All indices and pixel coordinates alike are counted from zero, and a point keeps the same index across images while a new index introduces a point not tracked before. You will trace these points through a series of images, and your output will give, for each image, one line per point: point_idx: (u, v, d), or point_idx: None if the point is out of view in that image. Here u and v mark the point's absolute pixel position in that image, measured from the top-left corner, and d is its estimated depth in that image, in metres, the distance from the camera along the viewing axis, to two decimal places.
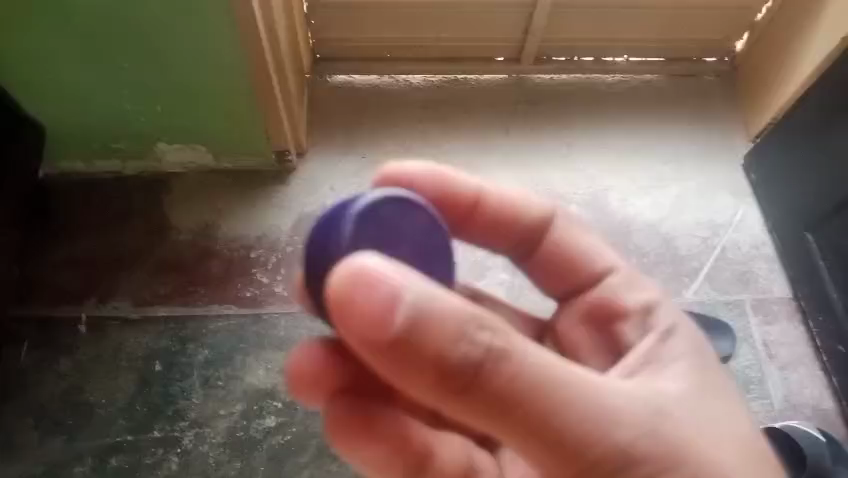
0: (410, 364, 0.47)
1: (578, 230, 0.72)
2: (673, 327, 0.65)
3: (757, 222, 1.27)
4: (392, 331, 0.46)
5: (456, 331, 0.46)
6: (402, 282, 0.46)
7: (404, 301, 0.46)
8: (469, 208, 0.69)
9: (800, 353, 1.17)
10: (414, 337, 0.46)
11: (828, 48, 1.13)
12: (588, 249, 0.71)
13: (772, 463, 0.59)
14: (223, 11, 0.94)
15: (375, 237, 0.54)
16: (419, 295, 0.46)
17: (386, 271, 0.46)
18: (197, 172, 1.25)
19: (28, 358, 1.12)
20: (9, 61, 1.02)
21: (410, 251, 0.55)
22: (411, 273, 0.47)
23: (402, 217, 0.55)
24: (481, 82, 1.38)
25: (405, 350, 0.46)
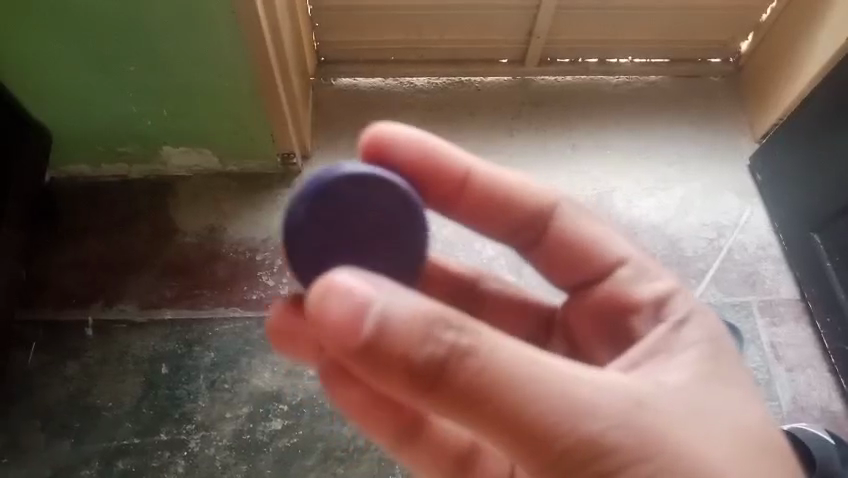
0: (379, 366, 0.49)
1: (587, 219, 0.71)
2: (687, 315, 0.64)
3: (763, 223, 1.27)
4: (362, 335, 0.49)
5: (423, 330, 0.48)
6: (370, 292, 0.49)
7: (372, 308, 0.49)
8: (457, 183, 0.69)
9: (807, 355, 1.16)
10: (382, 341, 0.48)
11: (833, 48, 1.12)
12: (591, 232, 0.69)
13: (773, 459, 0.56)
14: (227, 13, 0.95)
15: (331, 213, 0.59)
16: (388, 304, 0.49)
17: (354, 284, 0.50)
18: (203, 176, 1.26)
19: (35, 361, 1.12)
20: (16, 66, 1.03)
21: (367, 226, 0.59)
22: (379, 283, 0.50)
23: (366, 195, 0.59)
24: (485, 85, 1.38)
25: (373, 352, 0.49)
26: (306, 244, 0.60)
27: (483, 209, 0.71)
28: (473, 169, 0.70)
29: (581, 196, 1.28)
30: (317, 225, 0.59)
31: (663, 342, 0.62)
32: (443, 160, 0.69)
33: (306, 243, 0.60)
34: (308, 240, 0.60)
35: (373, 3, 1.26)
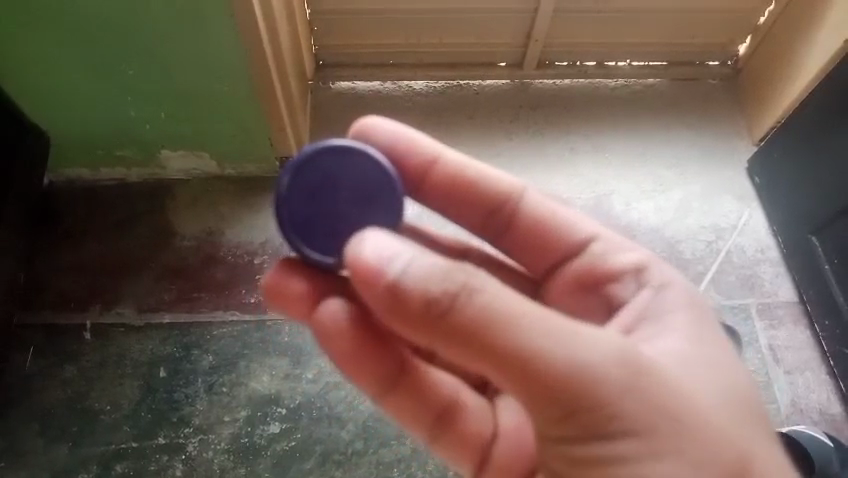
0: (396, 302, 0.53)
1: (554, 205, 0.74)
2: (664, 283, 0.68)
3: (761, 225, 1.27)
4: (383, 276, 0.53)
5: (441, 272, 0.52)
6: (395, 253, 0.53)
7: (395, 262, 0.53)
8: (425, 171, 0.74)
9: (806, 357, 1.17)
10: (402, 282, 0.52)
11: (836, 44, 1.11)
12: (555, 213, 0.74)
13: (752, 425, 0.58)
14: (225, 17, 0.95)
15: (316, 184, 0.66)
16: (413, 262, 0.53)
17: (385, 247, 0.54)
18: (201, 179, 1.26)
19: (34, 364, 1.12)
20: (14, 70, 1.03)
21: (348, 191, 0.66)
22: (407, 247, 0.55)
23: (343, 163, 0.66)
24: (484, 88, 1.38)
25: (394, 292, 0.53)
26: (296, 213, 0.66)
27: (448, 193, 0.75)
28: (442, 156, 0.74)
29: (580, 199, 1.28)
30: (304, 195, 0.66)
31: (648, 306, 0.66)
32: (415, 147, 0.74)
33: (296, 213, 0.66)
34: (297, 211, 0.66)
35: (372, 6, 1.26)
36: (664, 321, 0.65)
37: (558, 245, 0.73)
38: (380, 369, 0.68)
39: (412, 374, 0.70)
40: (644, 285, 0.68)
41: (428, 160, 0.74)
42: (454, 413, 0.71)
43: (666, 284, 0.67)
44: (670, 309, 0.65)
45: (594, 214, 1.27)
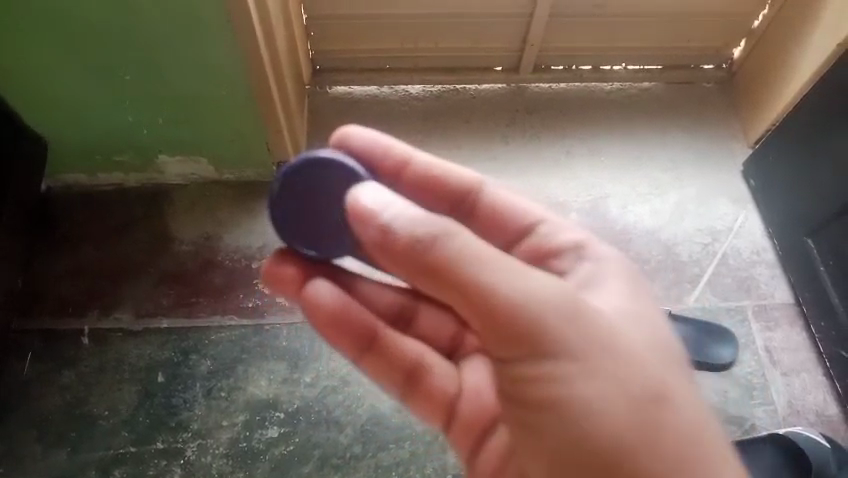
0: (384, 248, 0.59)
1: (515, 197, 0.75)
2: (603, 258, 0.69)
3: (757, 227, 1.27)
4: (374, 225, 0.60)
5: (424, 219, 0.58)
6: (384, 208, 0.60)
7: (384, 214, 0.59)
8: (396, 169, 0.75)
9: (802, 359, 1.17)
10: (390, 232, 0.59)
11: (828, 48, 1.12)
12: (511, 202, 0.74)
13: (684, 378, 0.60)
14: (223, 22, 0.95)
15: (306, 190, 0.73)
16: (399, 213, 0.59)
17: (376, 201, 0.60)
18: (199, 184, 1.26)
19: (32, 370, 1.12)
20: (12, 76, 1.03)
21: (325, 200, 0.72)
22: (398, 203, 0.60)
23: (321, 174, 0.71)
24: (480, 92, 1.39)
25: (381, 241, 0.59)
26: (292, 219, 0.74)
27: (419, 190, 0.75)
28: (411, 158, 0.74)
29: (576, 202, 1.29)
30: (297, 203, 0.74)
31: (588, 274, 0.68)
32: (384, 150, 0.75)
33: (291, 221, 0.74)
34: (292, 219, 0.74)
35: (368, 11, 1.26)
36: (609, 281, 0.67)
37: (510, 229, 0.73)
38: (353, 337, 0.74)
39: (384, 343, 0.76)
40: (583, 260, 0.69)
41: (399, 161, 0.74)
42: (420, 375, 0.77)
43: (607, 259, 0.69)
44: (614, 271, 0.68)
45: (590, 218, 1.28)
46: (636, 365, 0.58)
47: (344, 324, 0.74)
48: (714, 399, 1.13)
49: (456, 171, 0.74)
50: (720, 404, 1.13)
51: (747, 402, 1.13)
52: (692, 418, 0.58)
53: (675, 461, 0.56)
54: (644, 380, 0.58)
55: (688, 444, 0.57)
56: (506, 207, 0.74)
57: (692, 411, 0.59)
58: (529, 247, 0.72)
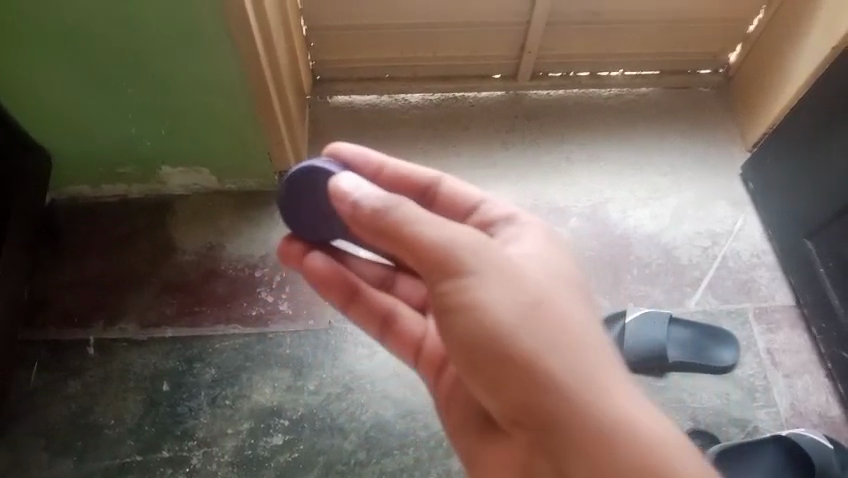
0: (356, 224, 0.67)
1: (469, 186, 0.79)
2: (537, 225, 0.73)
3: (756, 230, 1.28)
4: (344, 203, 0.67)
5: (382, 199, 0.65)
6: (355, 193, 0.66)
7: (355, 197, 0.66)
8: (374, 172, 0.80)
9: (804, 360, 1.18)
10: (357, 213, 0.66)
11: (823, 53, 1.13)
12: (463, 192, 0.77)
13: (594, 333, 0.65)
14: (224, 34, 0.96)
15: (308, 191, 0.81)
16: (368, 197, 0.65)
17: (348, 188, 0.67)
18: (201, 194, 1.27)
19: (38, 381, 1.13)
20: (16, 90, 1.05)
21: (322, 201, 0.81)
22: (365, 186, 0.67)
23: (314, 180, 0.80)
24: (479, 100, 1.40)
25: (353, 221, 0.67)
26: (297, 211, 0.84)
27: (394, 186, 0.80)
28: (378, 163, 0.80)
29: (576, 207, 1.30)
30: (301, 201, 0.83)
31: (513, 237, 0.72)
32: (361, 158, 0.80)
33: (297, 213, 0.84)
34: (297, 211, 0.84)
35: (367, 21, 1.27)
36: (525, 238, 0.71)
37: (458, 210, 0.77)
38: (337, 290, 0.85)
39: (363, 294, 0.86)
40: (512, 225, 0.73)
41: (375, 167, 0.80)
42: (393, 322, 0.86)
43: (529, 223, 0.73)
44: (531, 230, 0.72)
45: (590, 222, 1.29)
46: (522, 279, 0.65)
47: (332, 279, 0.85)
48: (716, 402, 1.14)
49: (415, 170, 0.79)
50: (722, 406, 1.14)
51: (750, 403, 1.14)
52: (575, 324, 0.64)
53: (559, 358, 0.62)
54: (530, 290, 0.64)
55: (569, 343, 0.63)
56: (457, 196, 0.77)
57: (576, 320, 0.65)
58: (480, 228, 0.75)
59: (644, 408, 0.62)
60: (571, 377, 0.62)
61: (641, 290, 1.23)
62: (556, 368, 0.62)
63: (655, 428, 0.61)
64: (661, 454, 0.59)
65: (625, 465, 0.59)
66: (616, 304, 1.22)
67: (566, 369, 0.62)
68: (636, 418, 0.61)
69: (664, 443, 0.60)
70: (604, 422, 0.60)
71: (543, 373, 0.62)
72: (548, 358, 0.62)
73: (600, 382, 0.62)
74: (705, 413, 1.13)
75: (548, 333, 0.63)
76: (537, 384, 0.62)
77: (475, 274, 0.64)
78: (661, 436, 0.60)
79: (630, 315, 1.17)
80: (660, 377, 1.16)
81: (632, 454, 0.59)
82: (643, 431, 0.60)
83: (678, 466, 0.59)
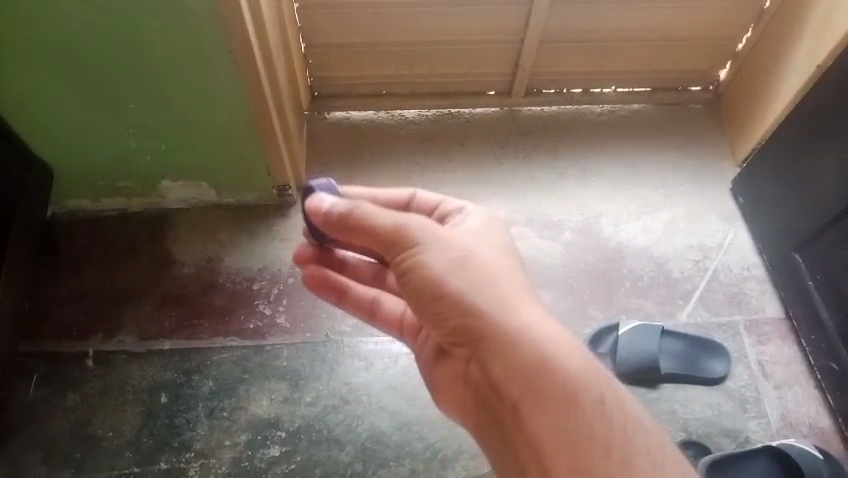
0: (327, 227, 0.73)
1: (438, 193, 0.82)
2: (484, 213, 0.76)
3: (747, 244, 1.30)
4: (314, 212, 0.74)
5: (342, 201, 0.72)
6: (320, 200, 0.74)
7: (322, 203, 0.73)
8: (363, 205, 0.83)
9: (795, 372, 1.19)
10: (325, 220, 0.73)
11: (805, 73, 1.16)
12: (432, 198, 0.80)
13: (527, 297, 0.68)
14: (223, 52, 0.98)
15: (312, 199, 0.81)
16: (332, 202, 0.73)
17: (317, 197, 0.75)
18: (200, 208, 1.29)
19: (37, 392, 1.14)
20: (18, 106, 1.06)
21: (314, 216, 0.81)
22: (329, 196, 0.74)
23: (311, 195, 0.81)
24: (474, 116, 1.43)
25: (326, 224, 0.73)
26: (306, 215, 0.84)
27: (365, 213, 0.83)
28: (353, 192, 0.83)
29: (570, 221, 1.32)
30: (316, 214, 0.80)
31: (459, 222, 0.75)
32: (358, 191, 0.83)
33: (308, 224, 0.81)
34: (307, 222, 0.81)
35: (362, 39, 1.30)
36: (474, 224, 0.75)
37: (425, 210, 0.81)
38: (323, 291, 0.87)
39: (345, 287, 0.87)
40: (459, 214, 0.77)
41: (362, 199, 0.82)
42: (378, 307, 0.87)
43: (477, 212, 0.76)
44: (485, 220, 0.76)
45: (584, 236, 1.31)
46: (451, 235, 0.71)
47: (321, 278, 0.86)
48: (708, 413, 1.16)
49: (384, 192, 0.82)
50: (714, 418, 1.15)
51: (741, 415, 1.15)
52: (500, 267, 0.70)
53: (480, 288, 0.67)
54: (458, 246, 0.70)
55: (491, 278, 0.68)
56: (427, 205, 0.80)
57: (501, 264, 0.70)
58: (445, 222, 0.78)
59: (558, 327, 0.66)
60: (490, 304, 0.67)
61: (633, 302, 1.25)
62: (479, 296, 0.67)
63: (563, 341, 0.65)
64: (563, 356, 0.63)
65: (532, 367, 0.63)
66: (609, 316, 1.23)
67: (487, 295, 0.67)
68: (546, 332, 0.65)
69: (568, 350, 0.64)
70: (516, 334, 0.65)
71: (467, 299, 0.67)
72: (473, 289, 0.67)
73: (517, 308, 0.67)
74: (697, 424, 1.15)
75: (474, 272, 0.68)
76: (461, 311, 0.67)
77: (414, 235, 0.69)
78: (567, 347, 0.64)
79: (623, 328, 1.19)
80: (653, 388, 1.18)
81: (537, 356, 0.63)
82: (550, 341, 0.64)
83: (574, 366, 0.63)
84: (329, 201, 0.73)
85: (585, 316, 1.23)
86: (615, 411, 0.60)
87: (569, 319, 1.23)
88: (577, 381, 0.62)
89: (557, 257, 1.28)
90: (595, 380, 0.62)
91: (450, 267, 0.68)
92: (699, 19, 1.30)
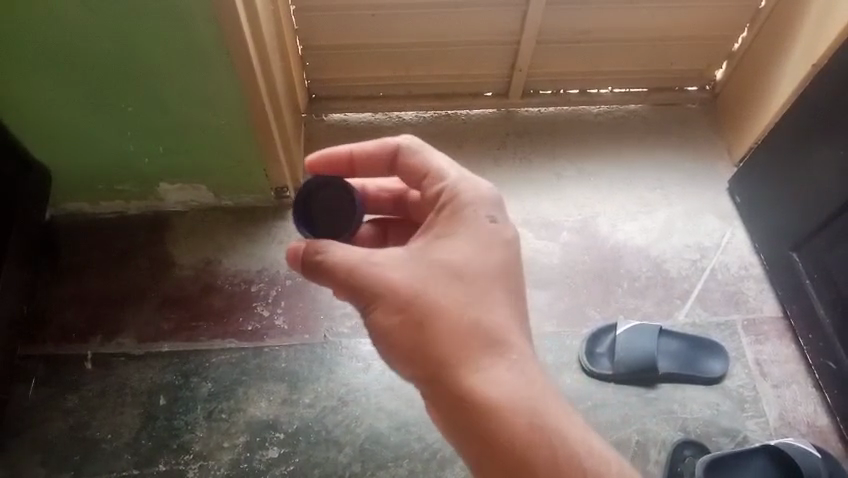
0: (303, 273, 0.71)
1: (434, 154, 0.77)
2: (463, 207, 0.73)
3: (744, 244, 1.31)
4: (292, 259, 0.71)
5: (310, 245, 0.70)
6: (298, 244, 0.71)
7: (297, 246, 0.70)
8: (349, 162, 0.82)
9: (792, 371, 1.20)
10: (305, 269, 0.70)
11: (800, 74, 1.16)
12: (424, 161, 0.76)
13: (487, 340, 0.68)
14: (221, 55, 0.99)
15: (322, 199, 0.77)
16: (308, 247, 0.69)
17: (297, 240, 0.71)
18: (199, 210, 1.30)
19: (35, 395, 1.14)
20: (16, 110, 1.06)
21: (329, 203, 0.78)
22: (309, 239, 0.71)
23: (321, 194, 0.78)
24: (471, 117, 1.44)
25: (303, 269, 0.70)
26: (326, 201, 0.78)
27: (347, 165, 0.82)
28: (333, 149, 0.81)
29: (568, 221, 1.32)
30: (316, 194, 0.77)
31: (442, 221, 0.73)
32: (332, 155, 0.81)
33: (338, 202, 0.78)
34: (335, 213, 0.77)
35: (359, 40, 1.30)
36: (450, 234, 0.72)
37: (417, 173, 0.77)
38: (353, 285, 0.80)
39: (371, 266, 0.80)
40: (445, 207, 0.73)
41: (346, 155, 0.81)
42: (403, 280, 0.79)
43: (464, 205, 0.73)
44: (462, 219, 0.72)
45: (582, 236, 1.31)
46: (410, 273, 0.69)
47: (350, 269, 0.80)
48: (706, 412, 1.16)
49: (360, 145, 0.80)
50: (713, 417, 1.15)
51: (738, 414, 1.16)
52: (458, 307, 0.68)
53: (437, 341, 0.67)
54: (417, 286, 0.68)
55: (449, 327, 0.67)
56: (416, 165, 0.77)
57: (461, 301, 0.68)
58: (433, 212, 0.75)
59: (516, 376, 0.67)
60: (455, 363, 0.67)
61: (631, 302, 1.25)
62: (436, 349, 0.67)
63: (521, 396, 0.66)
64: (515, 411, 0.65)
65: (487, 431, 0.65)
66: (607, 316, 1.24)
67: (444, 350, 0.67)
68: (503, 391, 0.66)
69: (525, 407, 0.65)
70: (473, 393, 0.66)
71: (424, 352, 0.68)
72: (434, 335, 0.67)
73: (477, 361, 0.67)
74: (696, 423, 1.15)
75: (433, 315, 0.67)
76: (428, 366, 0.68)
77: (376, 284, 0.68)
78: (520, 399, 0.65)
79: (620, 328, 1.19)
80: (651, 388, 1.17)
81: (490, 411, 0.65)
82: (506, 400, 0.65)
83: (522, 422, 0.64)
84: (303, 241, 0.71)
85: (584, 316, 1.24)
86: (566, 469, 0.63)
87: (567, 319, 1.23)
88: (530, 441, 0.64)
89: (556, 257, 1.29)
90: (549, 437, 0.64)
91: (407, 320, 0.68)
92: (695, 19, 1.31)
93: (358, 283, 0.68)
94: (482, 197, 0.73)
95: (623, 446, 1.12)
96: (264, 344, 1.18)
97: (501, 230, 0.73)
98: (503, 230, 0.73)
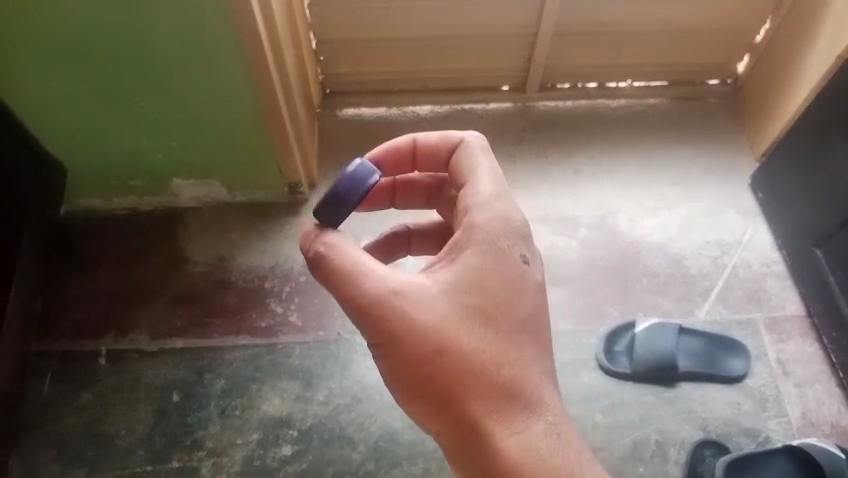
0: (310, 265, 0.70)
1: (479, 170, 0.74)
2: (490, 239, 0.70)
3: (767, 240, 1.28)
4: (305, 244, 0.70)
5: (321, 237, 0.69)
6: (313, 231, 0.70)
7: (311, 231, 0.70)
8: (409, 153, 0.79)
9: (816, 370, 1.17)
10: (313, 260, 0.69)
11: (824, 67, 1.13)
12: (472, 166, 0.74)
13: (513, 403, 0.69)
14: (233, 48, 0.97)
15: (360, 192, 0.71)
16: (324, 238, 0.69)
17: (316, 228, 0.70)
18: (212, 206, 1.29)
19: (51, 391, 1.14)
20: (30, 107, 1.06)
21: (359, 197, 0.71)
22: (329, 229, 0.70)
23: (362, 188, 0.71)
24: (488, 111, 1.41)
25: (312, 262, 0.69)
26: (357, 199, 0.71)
27: (405, 158, 0.79)
28: (397, 141, 0.78)
29: (586, 217, 1.30)
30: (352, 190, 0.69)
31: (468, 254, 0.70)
32: (395, 147, 0.78)
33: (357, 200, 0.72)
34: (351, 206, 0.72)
35: (372, 34, 1.28)
36: (478, 269, 0.70)
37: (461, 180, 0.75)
38: None
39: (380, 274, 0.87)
40: (472, 235, 0.71)
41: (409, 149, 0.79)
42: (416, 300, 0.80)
43: (489, 231, 0.71)
44: (487, 250, 0.70)
45: (600, 233, 1.29)
46: (432, 308, 0.68)
47: None
48: (728, 412, 1.13)
49: (425, 139, 0.78)
50: (734, 417, 1.13)
51: (759, 412, 1.13)
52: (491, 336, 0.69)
53: (459, 373, 0.68)
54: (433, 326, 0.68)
55: (473, 366, 0.68)
56: (465, 166, 0.75)
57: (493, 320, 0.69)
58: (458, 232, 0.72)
59: (551, 434, 0.69)
60: (480, 410, 0.68)
61: (650, 299, 1.23)
62: (456, 381, 0.68)
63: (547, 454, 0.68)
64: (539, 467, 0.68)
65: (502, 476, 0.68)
66: (626, 314, 1.21)
67: (466, 387, 0.68)
68: (526, 448, 0.68)
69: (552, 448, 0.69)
70: (497, 454, 0.68)
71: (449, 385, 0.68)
72: (452, 369, 0.68)
73: (503, 420, 0.69)
74: (716, 423, 1.12)
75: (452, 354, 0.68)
76: (447, 400, 0.69)
77: (392, 315, 0.67)
78: (540, 459, 0.68)
79: (639, 327, 1.17)
80: (670, 387, 1.15)
81: (508, 461, 0.68)
82: (528, 458, 0.68)
83: None
84: (319, 226, 0.70)
85: (601, 312, 1.21)
86: None
87: (584, 316, 1.21)
88: None
89: (573, 254, 1.27)
90: None
91: (425, 357, 0.68)
92: (716, 10, 1.28)
93: (374, 307, 0.67)
94: (516, 226, 0.72)
95: (641, 447, 1.10)
96: (276, 341, 1.17)
97: (531, 274, 0.72)
98: (534, 274, 0.72)
